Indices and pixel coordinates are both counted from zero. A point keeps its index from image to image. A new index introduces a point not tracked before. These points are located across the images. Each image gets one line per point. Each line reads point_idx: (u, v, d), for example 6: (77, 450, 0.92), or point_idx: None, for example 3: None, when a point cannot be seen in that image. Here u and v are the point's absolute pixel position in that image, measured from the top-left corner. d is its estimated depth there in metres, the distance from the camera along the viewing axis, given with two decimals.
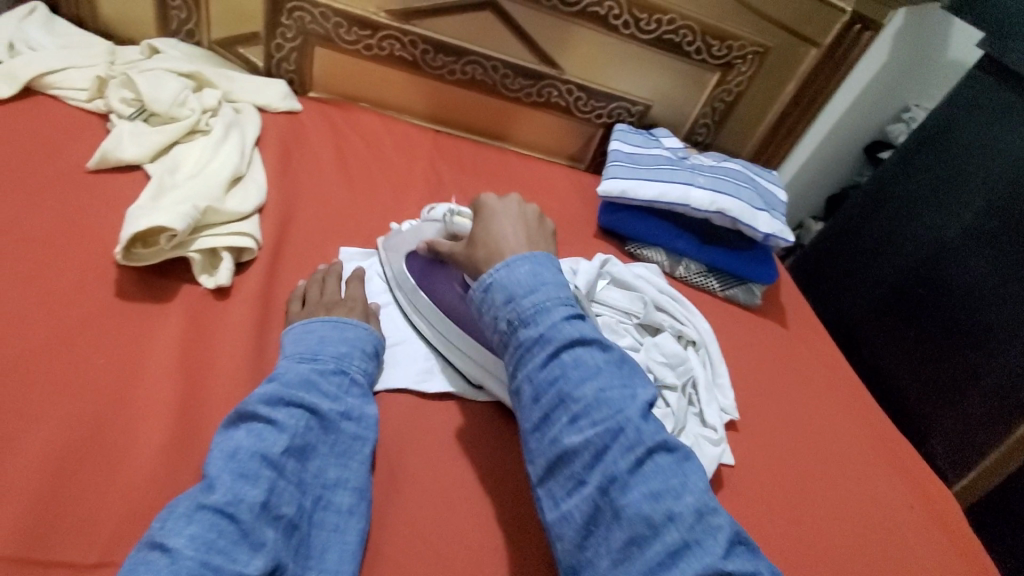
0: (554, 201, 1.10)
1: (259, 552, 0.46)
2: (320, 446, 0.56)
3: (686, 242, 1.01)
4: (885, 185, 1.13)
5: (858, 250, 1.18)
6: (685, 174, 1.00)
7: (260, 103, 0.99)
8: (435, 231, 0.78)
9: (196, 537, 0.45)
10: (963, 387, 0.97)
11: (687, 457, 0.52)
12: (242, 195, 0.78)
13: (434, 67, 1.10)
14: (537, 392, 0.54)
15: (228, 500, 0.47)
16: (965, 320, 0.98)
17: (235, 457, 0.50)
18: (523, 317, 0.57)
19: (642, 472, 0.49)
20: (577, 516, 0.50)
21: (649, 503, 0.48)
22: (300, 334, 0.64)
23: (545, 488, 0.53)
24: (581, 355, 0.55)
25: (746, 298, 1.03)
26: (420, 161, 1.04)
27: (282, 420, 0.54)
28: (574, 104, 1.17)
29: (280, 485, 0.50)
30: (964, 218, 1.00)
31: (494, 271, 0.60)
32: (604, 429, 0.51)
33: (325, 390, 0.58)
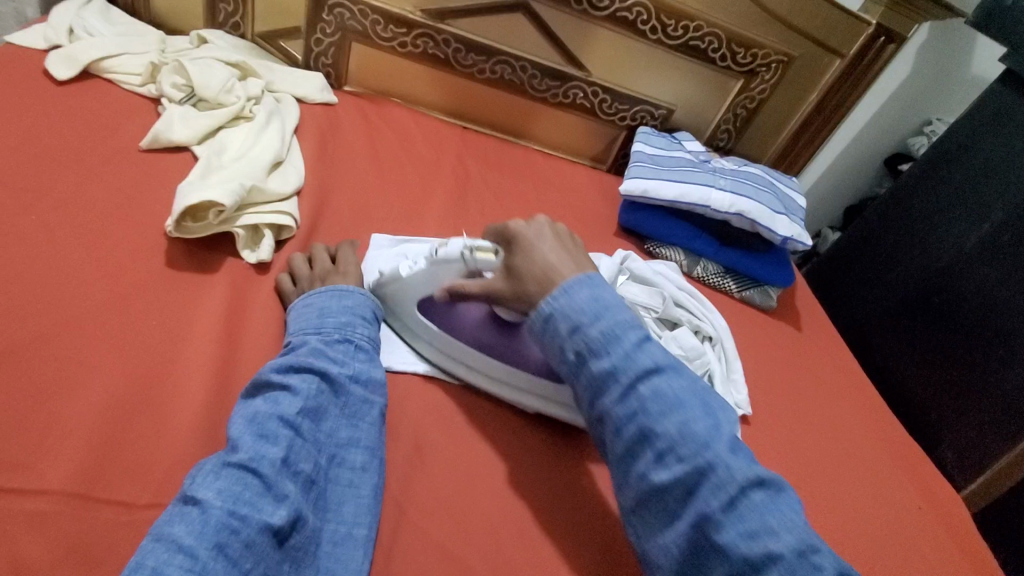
0: (575, 199, 1.13)
1: (283, 504, 0.49)
2: (333, 407, 0.58)
3: (704, 243, 1.04)
4: (904, 198, 1.14)
5: (874, 259, 1.19)
6: (706, 176, 1.03)
7: (299, 94, 1.04)
8: (452, 273, 0.69)
9: (223, 490, 0.47)
10: (977, 394, 0.97)
11: (781, 488, 0.52)
12: (283, 178, 0.82)
13: (465, 66, 1.14)
14: (618, 427, 0.56)
15: (250, 457, 0.50)
16: (980, 328, 0.98)
17: (253, 420, 0.53)
18: (593, 346, 0.58)
19: (736, 507, 0.49)
20: (675, 550, 0.51)
21: (747, 540, 0.48)
22: (304, 306, 0.66)
23: (639, 518, 0.55)
24: (657, 386, 0.56)
25: (762, 300, 1.04)
26: (448, 155, 1.08)
27: (294, 385, 0.56)
28: (599, 105, 1.20)
29: (297, 443, 0.53)
30: (981, 228, 1.01)
31: (552, 299, 0.61)
32: (692, 466, 0.51)
33: (332, 357, 0.61)
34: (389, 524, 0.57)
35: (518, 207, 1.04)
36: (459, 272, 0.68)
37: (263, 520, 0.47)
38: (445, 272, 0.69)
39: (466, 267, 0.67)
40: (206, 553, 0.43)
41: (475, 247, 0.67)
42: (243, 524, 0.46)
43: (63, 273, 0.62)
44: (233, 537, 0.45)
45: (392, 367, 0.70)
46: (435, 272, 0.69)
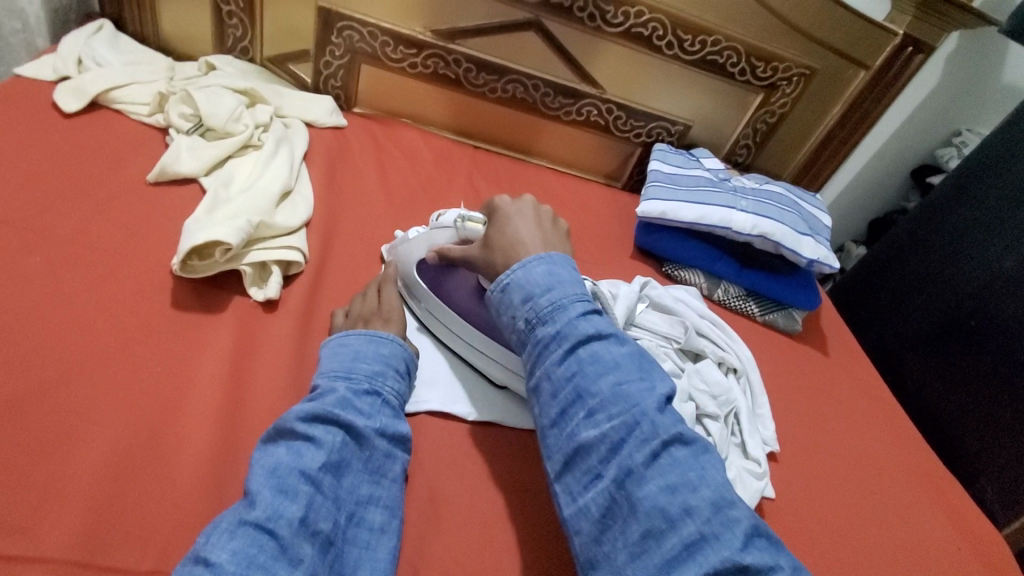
0: (590, 219, 1.10)
1: (297, 568, 0.47)
2: (356, 464, 0.56)
3: (725, 265, 1.00)
4: (935, 215, 1.11)
5: (902, 278, 1.15)
6: (727, 197, 0.99)
7: (308, 119, 1.02)
8: (446, 238, 0.76)
9: (238, 552, 0.46)
10: (1014, 425, 0.92)
11: (705, 451, 0.54)
12: (291, 209, 0.80)
13: (475, 85, 1.12)
14: (555, 388, 0.57)
15: (268, 516, 0.48)
16: (1015, 354, 0.93)
17: (274, 472, 0.51)
18: (540, 313, 0.60)
19: (658, 465, 0.51)
20: (594, 509, 0.51)
21: (665, 494, 0.49)
22: (335, 347, 0.64)
23: (561, 484, 0.54)
24: (597, 351, 0.57)
25: (786, 324, 1.00)
26: (459, 177, 1.05)
27: (320, 437, 0.54)
28: (613, 122, 1.17)
29: (316, 501, 0.51)
30: (1015, 249, 0.97)
31: (511, 271, 0.64)
32: (620, 423, 0.53)
33: (359, 407, 0.58)
34: None
35: None
36: (449, 237, 0.75)
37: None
38: (438, 236, 0.76)
39: (457, 232, 0.75)
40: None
41: (468, 217, 0.75)
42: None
43: (66, 318, 0.61)
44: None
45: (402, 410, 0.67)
46: (431, 237, 0.76)
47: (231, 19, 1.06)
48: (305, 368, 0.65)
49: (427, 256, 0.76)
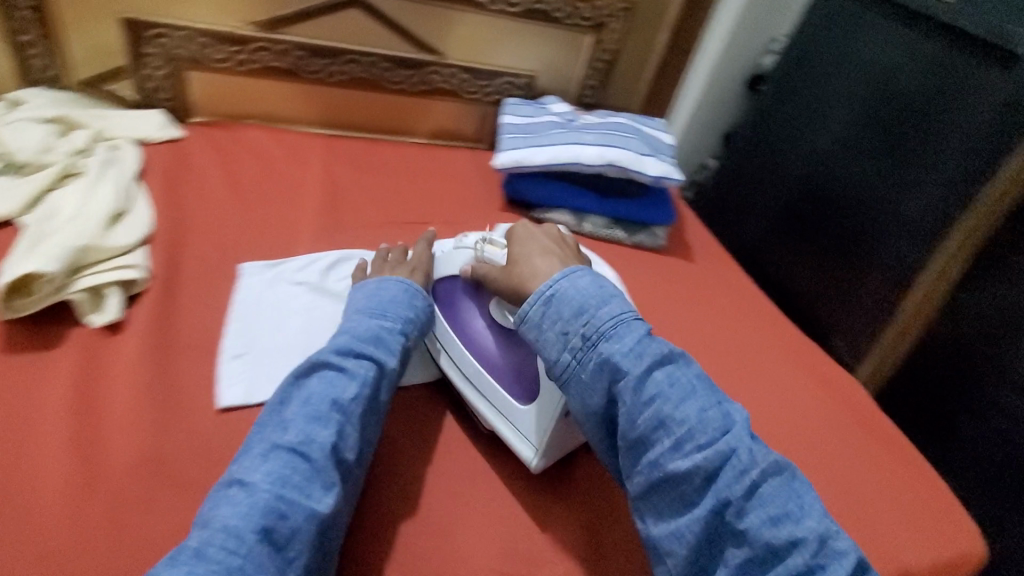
0: (455, 183, 1.12)
1: (329, 492, 0.55)
2: (382, 398, 0.65)
3: (587, 199, 1.06)
4: (765, 117, 1.19)
5: (752, 172, 1.21)
6: (574, 134, 1.04)
7: (138, 137, 0.98)
8: (466, 259, 0.78)
9: (272, 473, 0.54)
10: (859, 283, 1.01)
11: (794, 480, 0.57)
12: (128, 229, 0.78)
13: (312, 72, 1.10)
14: (635, 419, 0.59)
15: (301, 440, 0.56)
16: (855, 229, 1.01)
17: (309, 401, 0.59)
18: (602, 330, 0.62)
19: (760, 494, 0.55)
20: (689, 535, 0.56)
21: (773, 528, 0.54)
22: (370, 292, 0.72)
23: (648, 502, 0.59)
24: (672, 374, 0.60)
25: (651, 242, 1.08)
26: (314, 167, 1.04)
27: (351, 369, 0.62)
28: (460, 86, 1.19)
29: (346, 429, 0.59)
30: (839, 117, 1.04)
31: (555, 281, 0.65)
32: (714, 453, 0.56)
33: (388, 348, 0.67)
34: None
35: (395, 203, 1.02)
36: (469, 258, 0.78)
37: (310, 507, 0.53)
38: (460, 257, 0.79)
39: (476, 255, 0.77)
40: (251, 535, 0.50)
41: (488, 240, 0.77)
42: (290, 508, 0.52)
43: None
44: (281, 521, 0.51)
45: None
46: (454, 257, 0.79)
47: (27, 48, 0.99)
48: (163, 380, 0.64)
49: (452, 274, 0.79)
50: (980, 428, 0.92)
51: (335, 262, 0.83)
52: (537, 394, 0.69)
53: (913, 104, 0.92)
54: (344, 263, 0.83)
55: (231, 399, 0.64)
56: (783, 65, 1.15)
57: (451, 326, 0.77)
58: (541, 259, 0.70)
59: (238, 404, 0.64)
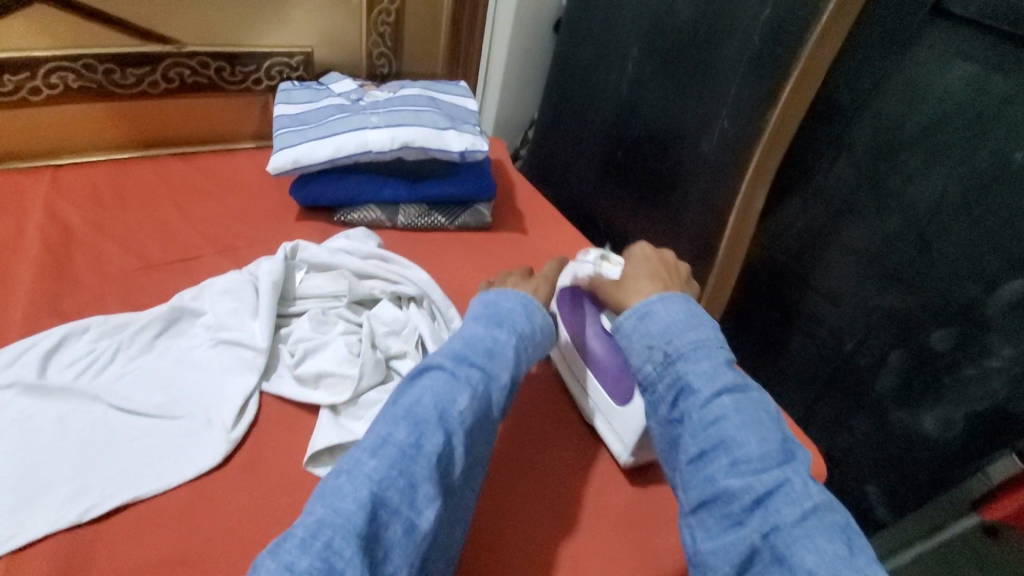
0: (238, 197, 0.93)
1: (432, 505, 0.47)
2: (494, 413, 0.57)
3: (394, 188, 0.93)
4: (568, 63, 1.08)
5: (568, 126, 1.11)
6: (357, 118, 0.90)
7: None
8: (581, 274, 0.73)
9: (381, 469, 0.47)
10: (682, 228, 0.93)
11: (853, 529, 0.48)
12: None
13: (3, 92, 0.85)
14: (694, 429, 0.53)
15: (414, 442, 0.49)
16: (667, 174, 0.94)
17: (422, 399, 0.53)
18: (683, 351, 0.57)
19: (809, 529, 0.46)
20: (734, 553, 0.48)
21: (823, 564, 0.44)
22: (488, 301, 0.66)
23: (693, 519, 0.52)
24: (742, 401, 0.54)
25: (477, 220, 0.97)
26: (32, 214, 0.81)
27: (462, 377, 0.55)
28: (219, 77, 0.98)
29: (457, 441, 0.52)
30: (631, 56, 0.95)
31: (653, 301, 0.62)
32: (767, 476, 0.49)
33: (504, 360, 0.59)
34: None
35: (156, 239, 0.82)
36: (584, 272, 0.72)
37: (410, 519, 0.46)
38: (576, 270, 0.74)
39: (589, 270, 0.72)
40: (355, 539, 0.42)
41: (608, 257, 0.72)
42: (391, 515, 0.45)
43: None
44: (381, 531, 0.44)
45: None
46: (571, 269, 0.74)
47: None
48: None
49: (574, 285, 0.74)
50: (808, 344, 0.92)
51: (57, 344, 0.64)
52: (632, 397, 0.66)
53: (693, 30, 0.85)
54: (71, 341, 0.65)
55: None
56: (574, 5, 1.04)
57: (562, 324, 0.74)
58: (650, 281, 0.67)
59: None
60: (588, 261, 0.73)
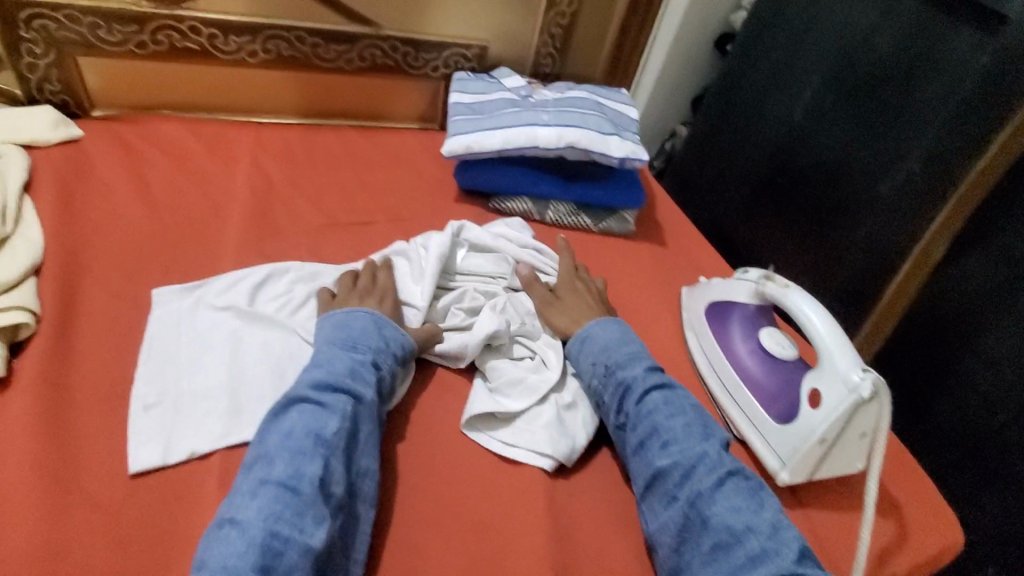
0: (403, 172, 1.01)
1: (321, 524, 0.51)
2: (367, 429, 0.59)
3: (549, 184, 0.97)
4: (730, 83, 1.07)
5: (722, 146, 1.10)
6: (528, 114, 0.94)
7: (24, 140, 0.84)
8: (746, 292, 0.77)
9: (263, 510, 0.50)
10: (852, 267, 0.91)
11: (760, 486, 0.60)
12: (9, 260, 0.66)
13: (229, 53, 0.96)
14: (636, 425, 0.64)
15: (290, 475, 0.52)
16: (837, 208, 0.92)
17: (291, 436, 0.55)
18: (619, 362, 0.69)
19: (723, 492, 0.58)
20: (672, 525, 0.58)
21: (735, 518, 0.56)
22: (337, 322, 0.67)
23: (645, 504, 0.62)
24: (671, 396, 0.66)
25: (620, 227, 0.99)
26: (241, 163, 0.92)
27: (330, 403, 0.57)
28: (403, 60, 1.06)
29: (332, 463, 0.54)
30: (811, 84, 0.93)
31: (590, 325, 0.73)
32: (690, 455, 0.61)
33: (366, 377, 0.61)
34: None
35: (337, 201, 0.91)
36: (751, 291, 0.77)
37: (304, 542, 0.49)
38: (738, 289, 0.78)
39: (758, 290, 0.76)
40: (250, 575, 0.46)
41: (773, 277, 0.75)
42: (285, 544, 0.48)
43: None
44: (277, 558, 0.47)
45: (200, 453, 0.57)
46: (732, 287, 0.79)
47: None
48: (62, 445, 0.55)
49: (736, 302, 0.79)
50: (957, 408, 0.87)
51: (263, 280, 0.73)
52: (795, 414, 0.67)
53: (891, 65, 0.83)
54: (274, 279, 0.74)
55: (144, 463, 0.55)
56: (752, 21, 1.01)
57: (715, 339, 0.78)
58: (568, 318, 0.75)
59: (153, 466, 0.55)
60: (750, 279, 0.77)
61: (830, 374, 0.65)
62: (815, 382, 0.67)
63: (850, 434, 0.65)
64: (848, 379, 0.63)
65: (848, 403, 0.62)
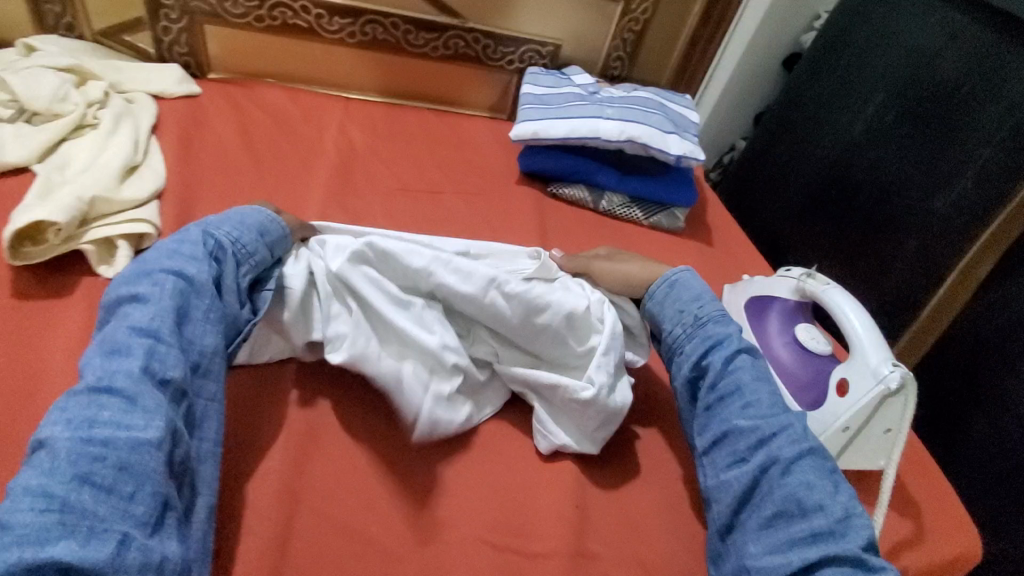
0: (471, 153, 1.09)
1: (155, 415, 0.46)
2: (200, 311, 0.55)
3: (606, 175, 1.03)
4: (795, 95, 1.10)
5: (780, 156, 1.13)
6: (594, 108, 1.01)
7: (154, 91, 0.97)
8: (788, 289, 0.80)
9: (71, 419, 0.44)
10: (901, 279, 0.93)
11: (833, 469, 0.57)
12: (139, 182, 0.77)
13: (331, 32, 1.07)
14: (715, 381, 0.63)
15: (102, 377, 0.46)
16: (889, 222, 0.93)
17: (105, 340, 0.50)
18: (712, 317, 0.68)
19: (801, 466, 0.56)
20: (734, 486, 0.57)
21: (810, 494, 0.54)
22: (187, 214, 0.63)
23: (706, 458, 0.61)
24: (753, 361, 0.65)
25: (670, 223, 1.04)
26: (330, 130, 1.03)
27: (145, 293, 0.53)
28: (483, 52, 1.15)
29: (160, 350, 0.50)
30: (873, 101, 0.96)
31: (678, 274, 0.73)
32: (770, 422, 0.59)
33: (189, 260, 0.57)
34: (285, 511, 0.54)
35: (410, 171, 1.00)
36: (793, 288, 0.80)
37: (133, 437, 0.44)
38: (779, 285, 0.81)
39: (800, 287, 0.79)
40: (63, 487, 0.40)
41: (814, 275, 0.78)
42: (107, 447, 0.42)
43: None
44: (99, 462, 0.42)
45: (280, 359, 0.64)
46: (773, 284, 0.82)
47: None
48: None
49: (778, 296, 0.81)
50: (992, 434, 0.87)
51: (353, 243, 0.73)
52: (823, 402, 0.70)
53: (953, 88, 0.85)
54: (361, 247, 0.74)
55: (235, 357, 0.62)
56: (818, 41, 1.05)
57: (750, 330, 0.81)
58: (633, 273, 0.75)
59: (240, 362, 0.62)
60: (792, 276, 0.80)
61: (860, 365, 0.67)
62: (844, 372, 0.69)
63: (874, 427, 0.67)
64: (877, 370, 0.66)
65: (875, 393, 0.65)
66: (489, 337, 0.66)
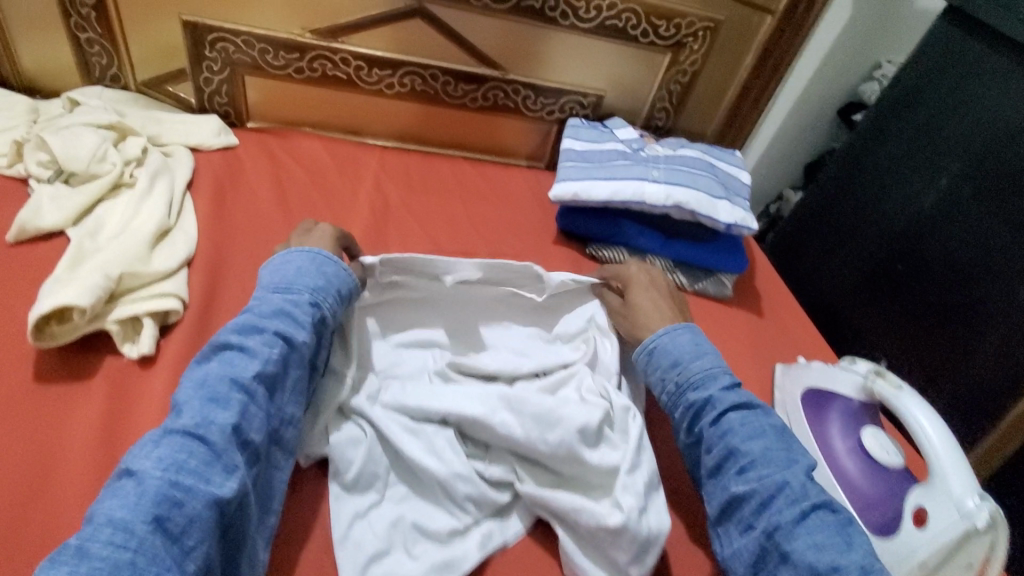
0: (508, 208, 1.05)
1: (232, 475, 0.46)
2: (291, 374, 0.56)
3: (648, 238, 0.97)
4: (855, 157, 1.02)
5: (837, 221, 1.06)
6: (639, 169, 0.96)
7: (192, 144, 0.97)
8: (851, 387, 0.73)
9: (164, 459, 0.45)
10: (988, 366, 0.87)
11: (849, 521, 0.53)
12: (170, 250, 0.76)
13: (370, 83, 1.05)
14: (710, 444, 0.59)
15: (197, 422, 0.47)
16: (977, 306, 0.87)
17: (205, 382, 0.51)
18: (692, 380, 0.63)
19: (809, 526, 0.51)
20: (747, 555, 0.53)
21: (822, 559, 0.49)
22: (276, 265, 0.64)
23: (719, 526, 0.57)
24: (746, 416, 0.60)
25: (716, 290, 0.97)
26: (365, 183, 1.00)
27: (253, 347, 0.54)
28: (522, 103, 1.12)
29: (251, 409, 0.51)
30: (949, 172, 0.89)
31: (657, 336, 0.68)
32: (770, 482, 0.54)
33: (297, 319, 0.58)
34: None
35: (444, 229, 0.96)
36: (857, 386, 0.72)
37: (210, 492, 0.44)
38: (843, 381, 0.74)
39: (866, 387, 0.71)
40: (141, 527, 0.40)
41: (884, 375, 0.70)
42: (186, 495, 0.43)
43: None
44: (175, 509, 0.42)
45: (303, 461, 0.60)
46: (832, 377, 0.75)
47: (93, 47, 0.98)
48: None
49: (843, 396, 0.74)
50: None
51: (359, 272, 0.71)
52: (895, 530, 0.62)
53: None
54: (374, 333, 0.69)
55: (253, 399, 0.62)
56: (880, 104, 0.98)
57: (809, 430, 0.74)
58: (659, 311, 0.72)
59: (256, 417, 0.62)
60: (858, 372, 0.73)
61: (940, 495, 0.60)
62: (921, 499, 0.61)
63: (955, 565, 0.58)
64: (962, 504, 0.58)
65: (959, 531, 0.57)
66: (507, 455, 0.61)
